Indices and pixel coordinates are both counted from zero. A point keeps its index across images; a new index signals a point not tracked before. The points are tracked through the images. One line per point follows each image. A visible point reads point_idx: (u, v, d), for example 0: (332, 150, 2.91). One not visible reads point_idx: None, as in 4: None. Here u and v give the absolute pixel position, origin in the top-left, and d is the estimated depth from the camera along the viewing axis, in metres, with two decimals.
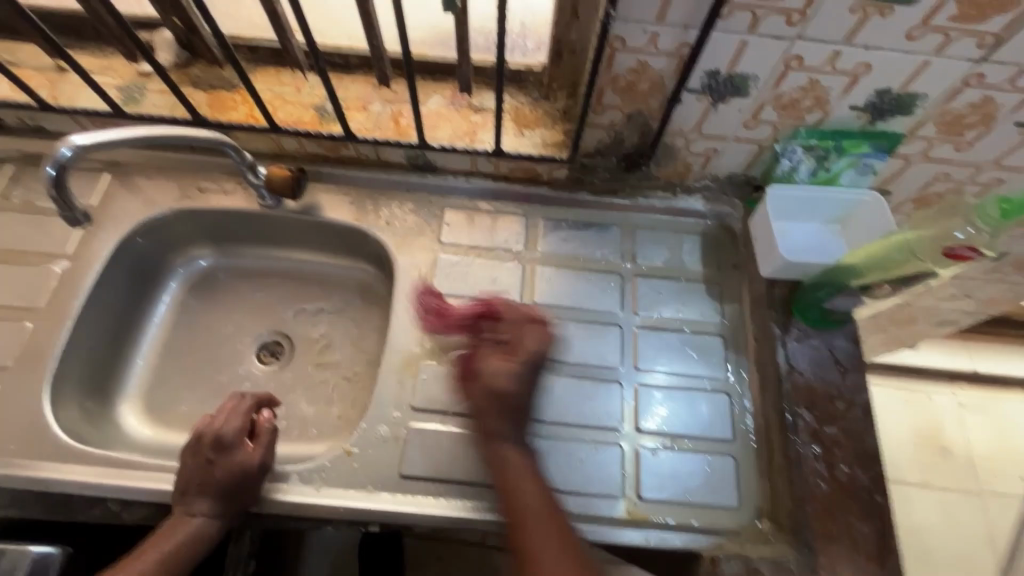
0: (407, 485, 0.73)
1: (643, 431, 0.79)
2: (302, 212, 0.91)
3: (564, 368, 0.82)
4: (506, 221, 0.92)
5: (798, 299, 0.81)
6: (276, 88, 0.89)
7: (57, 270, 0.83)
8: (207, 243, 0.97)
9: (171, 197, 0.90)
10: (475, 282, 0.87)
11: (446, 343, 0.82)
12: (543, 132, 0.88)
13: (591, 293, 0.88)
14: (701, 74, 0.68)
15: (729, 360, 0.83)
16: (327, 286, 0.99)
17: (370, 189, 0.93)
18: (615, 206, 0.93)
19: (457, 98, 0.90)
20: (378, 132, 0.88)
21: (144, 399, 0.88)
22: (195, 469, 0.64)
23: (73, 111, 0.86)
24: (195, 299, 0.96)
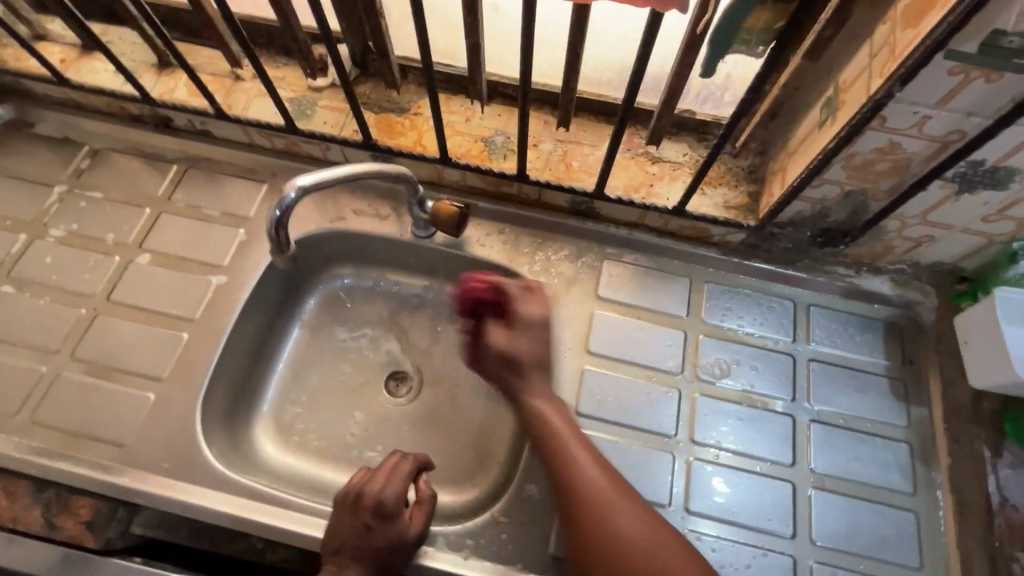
0: (558, 568, 0.68)
1: (815, 543, 0.70)
2: (455, 247, 0.87)
3: (728, 456, 0.75)
4: (668, 281, 0.85)
5: (1013, 418, 0.73)
6: (447, 116, 0.86)
7: (215, 283, 0.82)
8: (349, 263, 0.95)
9: (326, 216, 0.88)
10: (634, 345, 0.81)
11: (601, 410, 0.76)
12: (726, 192, 0.81)
13: (760, 375, 0.80)
14: (963, 163, 0.59)
15: (918, 474, 0.74)
16: (462, 321, 0.95)
17: (527, 229, 0.88)
18: (791, 279, 0.84)
19: (634, 145, 0.84)
20: (548, 173, 0.83)
21: (276, 419, 0.86)
22: (355, 534, 0.61)
23: (246, 121, 0.85)
24: (330, 318, 0.94)
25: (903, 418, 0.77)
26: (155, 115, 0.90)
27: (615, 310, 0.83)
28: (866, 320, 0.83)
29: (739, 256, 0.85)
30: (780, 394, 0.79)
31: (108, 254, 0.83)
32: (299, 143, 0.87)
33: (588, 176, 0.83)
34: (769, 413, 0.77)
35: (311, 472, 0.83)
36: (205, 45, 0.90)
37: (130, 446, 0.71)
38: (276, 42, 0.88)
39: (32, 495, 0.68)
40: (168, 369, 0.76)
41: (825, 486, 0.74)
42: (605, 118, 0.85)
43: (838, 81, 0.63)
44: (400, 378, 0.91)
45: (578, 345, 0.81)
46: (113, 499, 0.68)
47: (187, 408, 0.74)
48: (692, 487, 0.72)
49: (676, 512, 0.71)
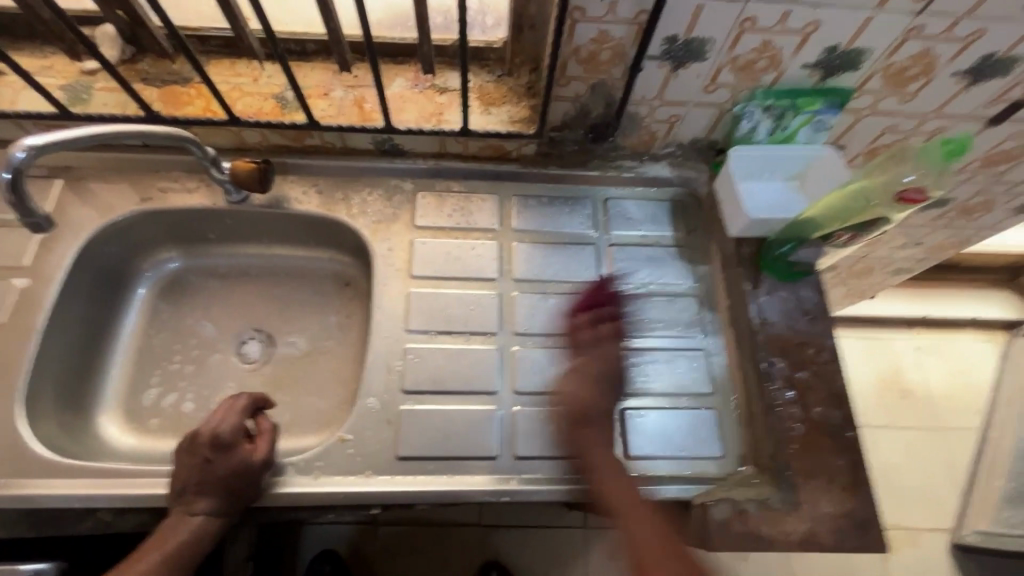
0: (403, 466, 0.74)
1: (627, 393, 0.81)
2: (272, 206, 0.89)
3: (548, 340, 0.84)
4: (479, 201, 0.92)
5: (764, 256, 0.86)
6: (232, 80, 0.87)
7: (16, 285, 0.79)
8: (174, 245, 0.95)
9: (131, 199, 0.87)
10: (454, 263, 0.88)
11: (430, 324, 0.83)
12: (510, 109, 0.89)
13: (568, 265, 0.89)
14: (661, 40, 0.71)
15: (703, 319, 0.87)
16: (303, 280, 0.98)
17: (339, 178, 0.92)
18: (586, 178, 0.95)
19: (420, 80, 0.90)
20: (342, 118, 0.86)
21: (123, 408, 0.86)
22: (196, 471, 0.66)
23: (15, 115, 0.82)
24: (166, 303, 0.94)
25: (689, 277, 0.90)
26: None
27: (432, 235, 0.89)
28: (654, 202, 0.95)
29: (537, 166, 0.94)
30: (587, 278, 0.89)
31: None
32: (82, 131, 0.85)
33: (380, 114, 0.87)
34: (579, 297, 0.88)
35: (167, 448, 0.84)
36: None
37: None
38: (34, 31, 0.85)
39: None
40: None
41: (631, 345, 0.85)
42: (389, 59, 0.90)
43: None
44: (250, 344, 0.94)
45: (402, 273, 0.86)
46: None
47: (6, 410, 0.72)
48: (519, 371, 0.81)
49: (507, 395, 0.80)
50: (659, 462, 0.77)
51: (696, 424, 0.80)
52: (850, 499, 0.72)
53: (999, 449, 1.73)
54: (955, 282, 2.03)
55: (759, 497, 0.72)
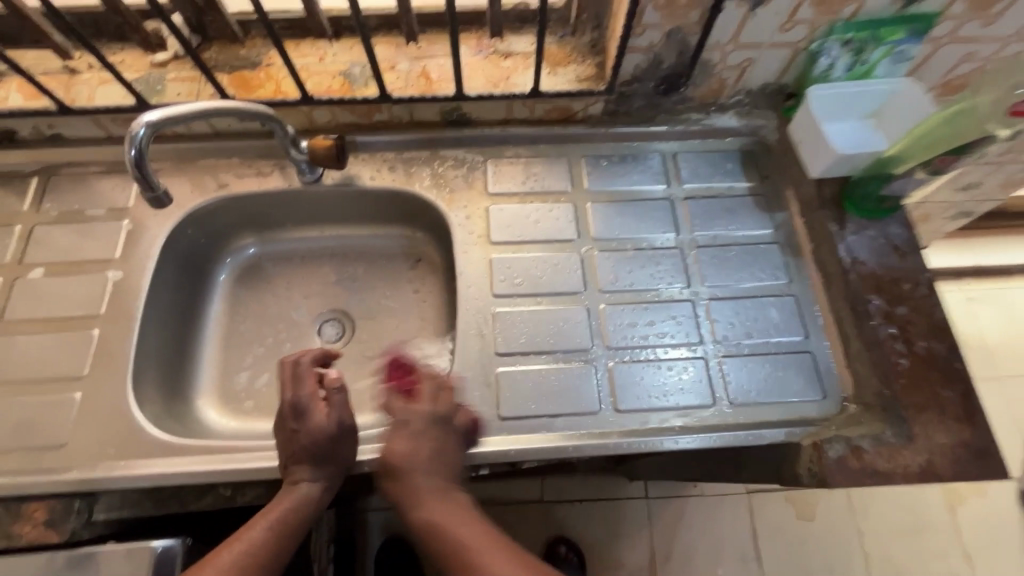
0: (508, 426, 0.76)
1: (716, 342, 0.81)
2: (346, 183, 0.90)
3: (635, 295, 0.84)
4: (548, 165, 0.92)
5: (849, 194, 0.85)
6: (300, 61, 0.88)
7: (111, 276, 0.81)
8: (250, 232, 0.96)
9: (208, 187, 0.88)
10: (531, 227, 0.88)
11: (515, 287, 0.84)
12: (577, 68, 0.88)
13: (646, 221, 0.89)
14: None
15: (788, 265, 0.86)
16: (375, 258, 0.99)
17: (408, 152, 0.92)
18: (654, 134, 0.93)
19: (484, 46, 0.90)
20: (410, 90, 0.87)
21: (218, 392, 0.88)
22: (288, 439, 0.68)
23: (95, 110, 0.83)
24: (246, 289, 0.96)
25: (768, 225, 0.89)
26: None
27: (507, 201, 0.89)
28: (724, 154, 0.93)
29: (607, 125, 0.93)
30: (664, 232, 0.88)
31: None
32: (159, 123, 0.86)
33: (448, 83, 0.87)
34: (657, 252, 0.87)
35: (265, 427, 0.86)
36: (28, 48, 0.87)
37: (68, 443, 0.71)
38: (103, 27, 0.86)
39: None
40: (86, 365, 0.75)
41: (718, 295, 0.85)
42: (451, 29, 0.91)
43: None
44: (329, 324, 0.95)
45: (481, 240, 0.87)
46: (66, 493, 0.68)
47: (117, 395, 0.74)
48: (608, 327, 0.82)
49: (599, 349, 0.81)
50: (759, 407, 0.77)
51: (793, 368, 0.80)
52: (967, 431, 0.71)
53: None
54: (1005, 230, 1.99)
55: (873, 434, 0.71)
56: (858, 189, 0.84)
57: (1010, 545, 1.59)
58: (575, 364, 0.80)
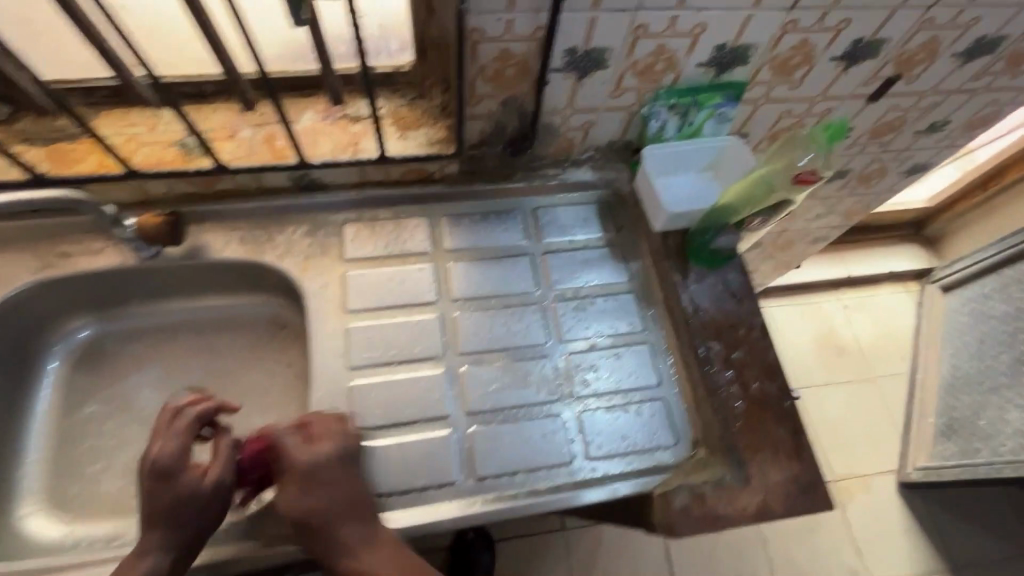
0: (380, 502, 0.78)
1: (583, 396, 0.86)
2: (185, 257, 0.93)
3: (501, 356, 0.87)
4: (409, 226, 0.96)
5: (688, 244, 0.95)
6: (123, 132, 0.90)
7: None
8: (85, 315, 0.99)
9: (26, 268, 0.89)
10: (383, 292, 0.90)
11: (366, 357, 0.85)
12: (426, 132, 0.94)
13: (506, 278, 0.93)
14: (562, 53, 0.80)
15: (641, 310, 0.94)
16: (235, 324, 1.03)
17: (253, 219, 0.95)
18: (510, 190, 1.00)
19: (331, 111, 0.94)
20: (253, 159, 0.90)
21: (47, 492, 0.91)
22: (149, 502, 0.74)
23: None
24: (79, 375, 0.99)
25: (625, 273, 0.96)
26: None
27: (347, 266, 0.91)
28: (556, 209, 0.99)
29: (456, 185, 0.99)
30: (532, 290, 0.93)
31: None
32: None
33: (291, 152, 0.91)
34: (526, 309, 0.92)
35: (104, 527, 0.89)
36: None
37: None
38: None
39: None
40: None
41: (577, 348, 0.89)
42: (296, 92, 0.94)
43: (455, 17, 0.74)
44: (163, 398, 0.97)
45: (315, 308, 0.88)
46: None
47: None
48: (469, 391, 0.85)
49: (461, 417, 0.83)
50: (613, 458, 0.83)
51: (648, 417, 0.86)
52: (795, 465, 0.83)
53: (927, 381, 1.88)
54: (870, 240, 2.16)
55: (713, 478, 0.81)
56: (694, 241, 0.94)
57: (893, 528, 1.76)
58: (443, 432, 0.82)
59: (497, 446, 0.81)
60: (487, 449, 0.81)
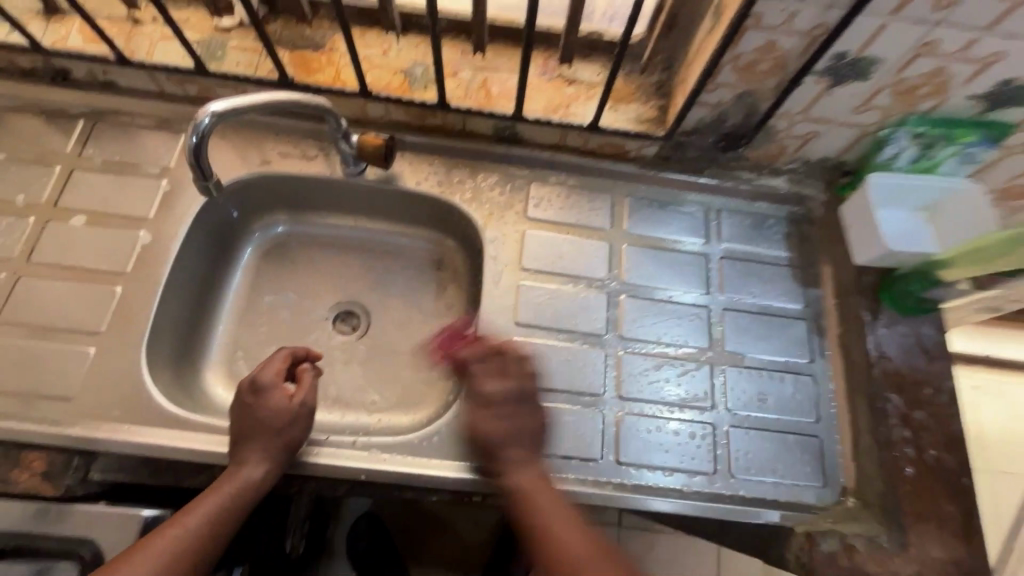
0: (624, 472, 0.72)
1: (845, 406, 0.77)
2: (425, 189, 0.86)
3: (763, 361, 0.80)
4: (682, 209, 0.87)
5: (889, 285, 0.80)
6: (427, 61, 0.83)
7: (143, 236, 0.78)
8: (282, 210, 0.91)
9: (251, 161, 0.84)
10: (656, 279, 0.83)
11: (641, 347, 0.79)
12: (641, 108, 0.83)
13: (770, 278, 0.84)
14: (996, 81, 0.65)
15: (817, 345, 0.81)
16: (450, 258, 0.94)
17: (503, 169, 0.87)
18: (790, 198, 0.88)
19: (633, 76, 0.85)
20: (546, 109, 0.83)
21: (228, 368, 0.84)
22: (260, 412, 0.68)
23: (223, 77, 0.80)
24: (270, 268, 0.91)
25: (800, 299, 0.83)
26: (50, 66, 0.82)
27: (617, 241, 0.85)
28: (839, 233, 0.86)
29: (729, 179, 0.88)
30: (795, 301, 0.83)
31: (19, 215, 0.77)
32: (215, 89, 0.82)
33: (582, 110, 0.83)
34: (783, 317, 0.82)
35: None
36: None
37: (76, 399, 0.69)
38: (265, 7, 0.82)
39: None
40: (106, 322, 0.73)
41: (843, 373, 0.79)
42: (605, 55, 0.85)
43: (889, 33, 0.62)
44: (342, 320, 0.91)
45: (570, 283, 0.82)
46: (69, 447, 0.66)
47: (130, 363, 0.71)
48: (728, 390, 0.78)
49: (718, 411, 0.77)
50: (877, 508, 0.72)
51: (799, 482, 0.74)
52: None
53: None
54: None
55: None
56: (897, 283, 0.79)
57: None
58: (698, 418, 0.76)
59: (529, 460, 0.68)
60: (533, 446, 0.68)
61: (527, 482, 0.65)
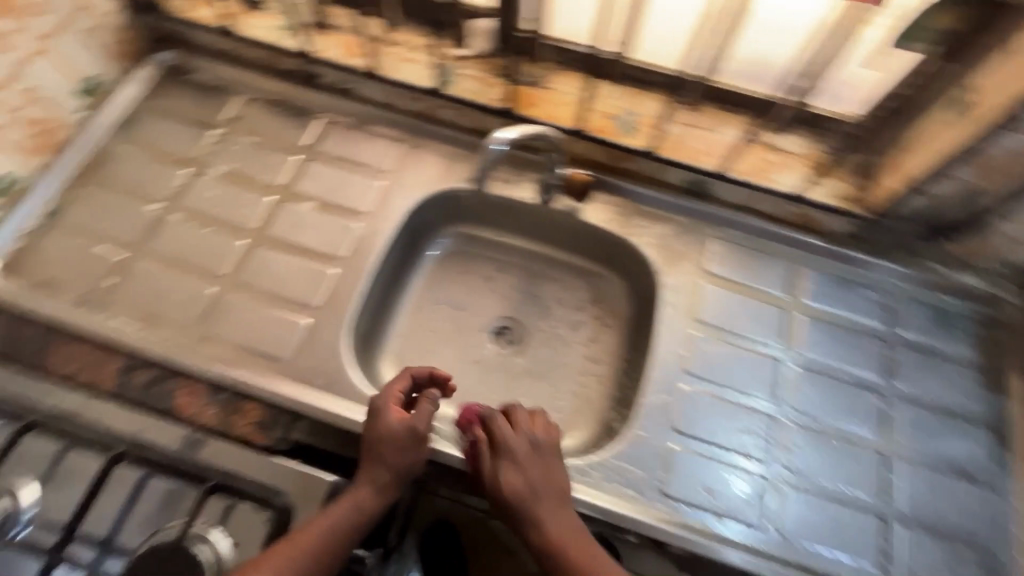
0: (784, 545, 0.71)
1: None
2: (609, 226, 0.89)
3: (938, 461, 0.76)
4: (862, 289, 0.86)
5: None
6: (636, 109, 0.87)
7: (357, 227, 0.87)
8: (465, 224, 0.99)
9: (455, 177, 0.92)
10: (829, 355, 0.82)
11: (810, 421, 0.78)
12: (835, 184, 0.85)
13: (953, 377, 0.81)
14: None
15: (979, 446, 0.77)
16: (611, 295, 0.96)
17: (686, 220, 0.89)
18: (984, 298, 0.85)
19: (833, 153, 0.86)
20: (743, 172, 0.85)
21: (398, 359, 0.91)
22: (371, 434, 0.67)
23: (451, 100, 0.88)
24: (444, 274, 0.98)
25: (888, 375, 0.81)
26: (304, 70, 0.94)
27: (792, 309, 0.85)
28: None
29: (918, 268, 0.86)
30: (979, 405, 0.79)
31: (259, 193, 0.88)
32: (438, 108, 0.91)
33: (778, 178, 0.85)
34: (964, 420, 0.79)
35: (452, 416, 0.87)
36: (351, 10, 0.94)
37: (287, 363, 0.76)
38: (495, 43, 0.90)
39: (205, 396, 0.73)
40: (318, 299, 0.81)
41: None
42: (809, 128, 0.86)
43: None
44: (500, 334, 0.95)
45: (741, 342, 0.82)
46: (277, 405, 0.73)
47: (335, 340, 0.78)
48: (897, 483, 0.75)
49: (887, 504, 0.74)
50: None
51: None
52: None
53: None
54: None
55: None
56: None
57: None
58: (865, 508, 0.73)
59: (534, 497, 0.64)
60: (557, 497, 0.65)
61: (561, 530, 0.63)
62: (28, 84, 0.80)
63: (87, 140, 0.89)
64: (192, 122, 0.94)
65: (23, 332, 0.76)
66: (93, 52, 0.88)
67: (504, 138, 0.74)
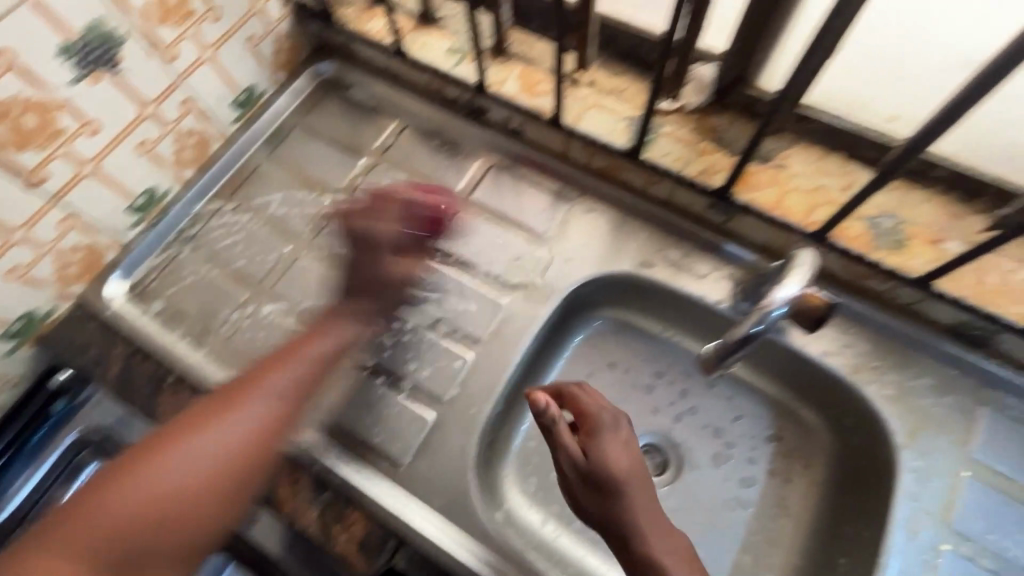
0: None
1: None
2: (834, 365, 0.66)
3: None
4: None
5: None
6: (902, 214, 0.64)
7: (505, 303, 0.73)
8: (627, 309, 0.79)
9: (631, 257, 0.74)
10: None
11: None
12: None
13: None
14: None
15: None
16: (807, 440, 0.73)
17: (942, 374, 0.64)
18: None
19: None
20: None
21: (524, 468, 0.74)
22: (585, 466, 0.56)
23: (648, 165, 0.69)
24: (591, 366, 0.79)
25: None
26: (472, 103, 0.80)
27: None
28: None
29: None
30: None
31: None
32: (625, 170, 0.73)
33: None
34: None
35: (578, 557, 0.69)
36: (538, 37, 0.79)
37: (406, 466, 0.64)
38: (715, 101, 0.71)
39: (309, 491, 0.62)
40: (450, 390, 0.68)
41: None
42: None
43: None
44: (646, 455, 0.74)
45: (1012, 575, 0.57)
46: (385, 523, 0.61)
47: (463, 448, 0.66)
48: None
49: None
50: None
51: None
52: None
53: None
54: None
55: None
56: None
57: None
58: None
59: (607, 463, 0.56)
60: (623, 452, 0.57)
61: (591, 462, 0.56)
62: (188, 94, 0.73)
63: (235, 155, 0.82)
64: (341, 146, 0.84)
65: (140, 371, 0.70)
66: (257, 60, 0.80)
67: (793, 296, 0.56)
